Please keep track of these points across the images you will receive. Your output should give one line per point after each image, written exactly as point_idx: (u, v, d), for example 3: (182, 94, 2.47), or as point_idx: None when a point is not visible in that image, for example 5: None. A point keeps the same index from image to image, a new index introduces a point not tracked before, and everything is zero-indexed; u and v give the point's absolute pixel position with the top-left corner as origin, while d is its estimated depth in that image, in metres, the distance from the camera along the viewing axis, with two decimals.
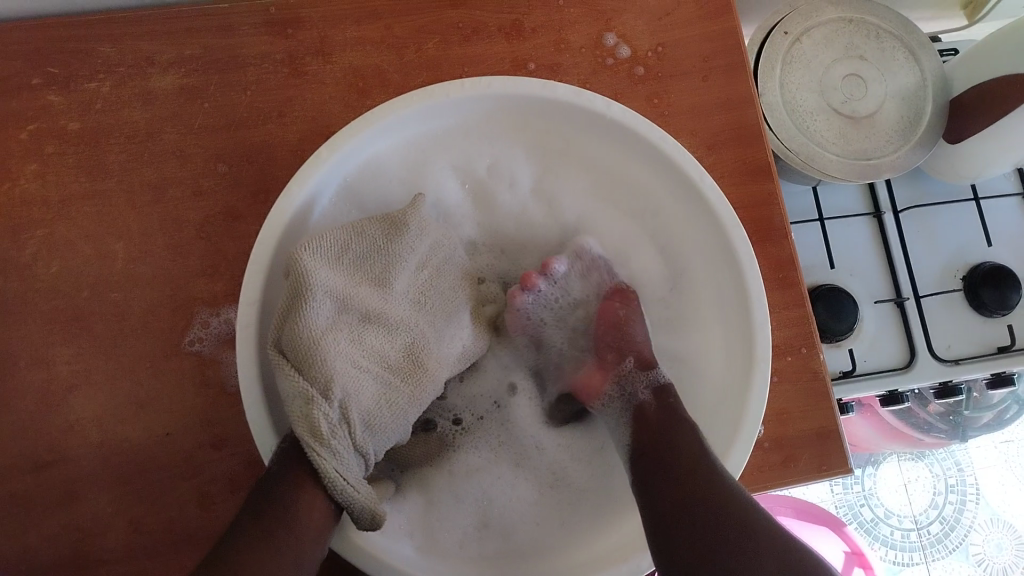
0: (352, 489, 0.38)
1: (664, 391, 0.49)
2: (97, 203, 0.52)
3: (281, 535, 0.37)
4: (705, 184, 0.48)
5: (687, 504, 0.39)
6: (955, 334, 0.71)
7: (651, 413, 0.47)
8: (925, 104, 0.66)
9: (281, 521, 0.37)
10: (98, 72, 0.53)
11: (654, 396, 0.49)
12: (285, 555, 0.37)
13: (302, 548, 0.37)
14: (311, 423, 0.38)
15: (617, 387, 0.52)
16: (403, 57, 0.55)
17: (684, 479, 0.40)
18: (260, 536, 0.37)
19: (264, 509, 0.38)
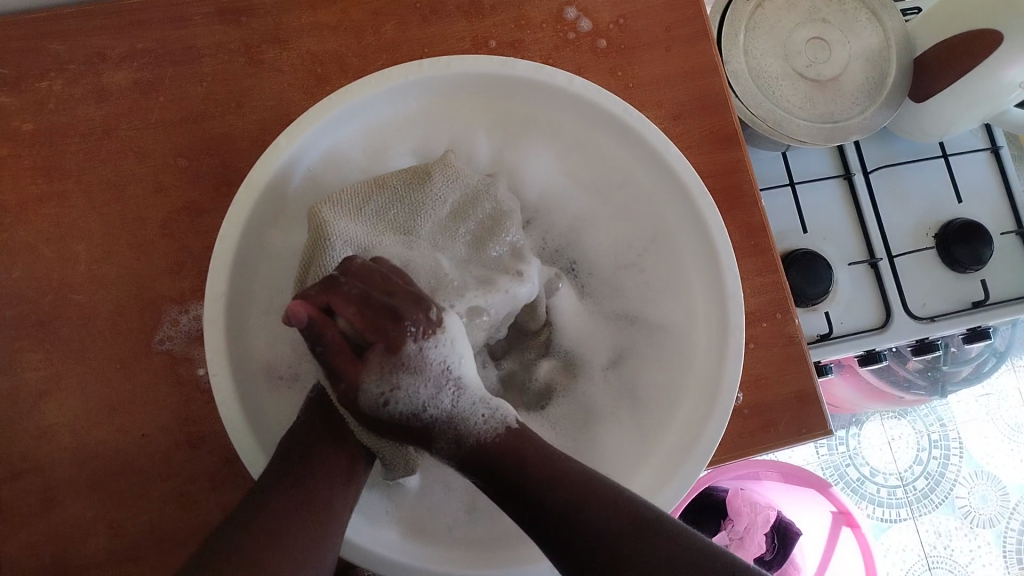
0: (382, 447, 0.43)
1: (477, 452, 0.37)
2: (56, 205, 0.51)
3: (321, 493, 0.39)
4: (670, 154, 0.48)
5: (561, 521, 0.34)
6: (930, 292, 0.71)
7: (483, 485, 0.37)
8: (889, 64, 0.65)
9: (323, 482, 0.39)
10: (48, 70, 0.52)
11: (461, 458, 0.37)
12: (324, 512, 0.38)
13: (337, 508, 0.39)
14: (338, 385, 0.41)
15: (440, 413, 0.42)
16: (361, 41, 0.54)
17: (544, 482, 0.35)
18: (302, 493, 0.38)
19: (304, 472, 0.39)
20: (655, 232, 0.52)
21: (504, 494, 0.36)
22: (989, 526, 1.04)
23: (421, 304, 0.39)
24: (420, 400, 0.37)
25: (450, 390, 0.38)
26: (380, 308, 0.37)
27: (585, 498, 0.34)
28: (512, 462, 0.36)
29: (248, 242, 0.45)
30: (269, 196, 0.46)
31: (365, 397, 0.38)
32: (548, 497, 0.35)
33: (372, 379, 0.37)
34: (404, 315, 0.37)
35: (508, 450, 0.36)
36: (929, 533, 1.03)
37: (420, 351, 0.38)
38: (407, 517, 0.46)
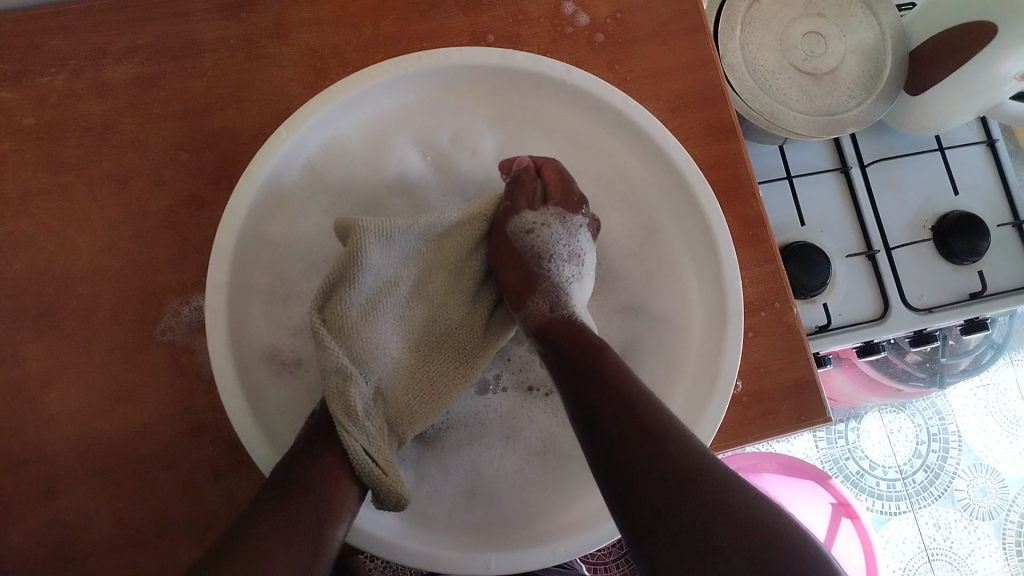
0: (382, 473, 0.39)
1: (565, 323, 0.42)
2: (59, 198, 0.51)
3: (306, 512, 0.37)
4: (668, 143, 0.49)
5: (616, 407, 0.37)
6: (927, 283, 0.72)
7: (556, 354, 0.41)
8: (885, 57, 0.66)
9: (311, 495, 0.37)
10: (51, 66, 0.53)
11: (551, 321, 0.43)
12: (308, 532, 0.36)
13: (323, 526, 0.37)
14: (345, 400, 0.40)
15: (556, 253, 0.45)
16: (361, 35, 0.54)
17: (601, 387, 0.38)
18: (286, 509, 0.37)
19: (293, 483, 0.38)
20: (654, 222, 0.52)
21: (574, 368, 0.40)
22: (989, 518, 1.04)
23: (592, 223, 0.47)
24: (552, 250, 0.45)
25: (573, 272, 0.45)
26: (565, 199, 0.46)
27: (634, 412, 0.37)
28: (588, 350, 0.40)
29: (248, 233, 0.46)
30: (269, 188, 0.47)
31: (513, 223, 0.45)
32: (606, 393, 0.38)
33: (528, 215, 0.45)
34: (581, 206, 0.47)
35: (595, 340, 0.41)
36: (928, 526, 1.04)
37: (576, 226, 0.46)
38: (408, 503, 0.47)
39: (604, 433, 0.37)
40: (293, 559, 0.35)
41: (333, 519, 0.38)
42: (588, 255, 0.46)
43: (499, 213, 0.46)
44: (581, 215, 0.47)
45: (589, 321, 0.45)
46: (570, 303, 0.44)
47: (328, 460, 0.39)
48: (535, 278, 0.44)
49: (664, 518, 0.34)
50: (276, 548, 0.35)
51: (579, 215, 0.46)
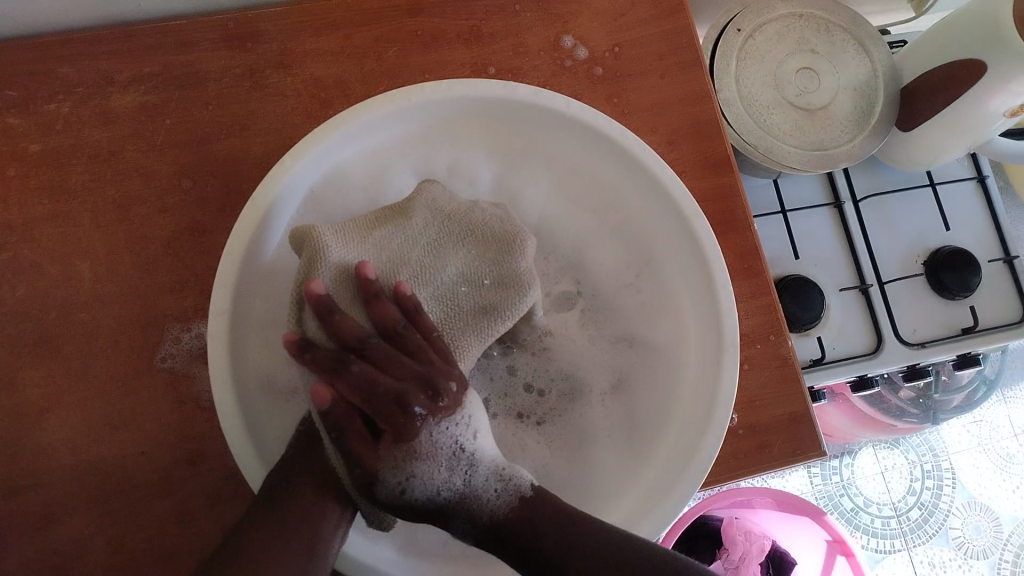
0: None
1: (496, 527, 0.40)
2: (61, 223, 0.51)
3: (298, 521, 0.39)
4: (665, 176, 0.49)
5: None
6: (920, 318, 0.72)
7: (511, 559, 0.40)
8: (877, 94, 0.67)
9: (303, 508, 0.39)
10: (57, 92, 0.53)
11: (486, 522, 0.40)
12: (302, 542, 0.39)
13: (315, 535, 0.39)
14: (336, 407, 0.40)
15: (442, 474, 0.40)
16: (364, 66, 0.55)
17: (565, 559, 0.38)
18: (279, 522, 0.39)
19: (283, 497, 0.40)
20: (651, 252, 0.53)
21: (534, 571, 0.39)
22: (983, 557, 1.03)
23: (439, 394, 0.40)
24: (436, 488, 0.40)
25: (466, 465, 0.40)
26: (388, 399, 0.39)
27: (611, 563, 0.38)
28: (530, 535, 0.39)
29: (251, 259, 0.46)
30: (274, 215, 0.47)
31: (382, 489, 0.39)
32: (570, 565, 0.38)
33: (386, 470, 0.39)
34: (431, 391, 0.40)
35: (533, 528, 0.40)
36: (923, 564, 1.03)
37: (433, 440, 0.40)
38: (400, 533, 0.46)
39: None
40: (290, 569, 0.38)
41: (324, 528, 0.40)
42: (466, 429, 0.41)
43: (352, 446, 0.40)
44: (421, 406, 0.39)
45: (515, 469, 0.42)
46: (484, 502, 0.41)
47: (317, 474, 0.41)
48: (435, 492, 0.40)
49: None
50: (272, 559, 0.37)
51: (423, 393, 0.39)
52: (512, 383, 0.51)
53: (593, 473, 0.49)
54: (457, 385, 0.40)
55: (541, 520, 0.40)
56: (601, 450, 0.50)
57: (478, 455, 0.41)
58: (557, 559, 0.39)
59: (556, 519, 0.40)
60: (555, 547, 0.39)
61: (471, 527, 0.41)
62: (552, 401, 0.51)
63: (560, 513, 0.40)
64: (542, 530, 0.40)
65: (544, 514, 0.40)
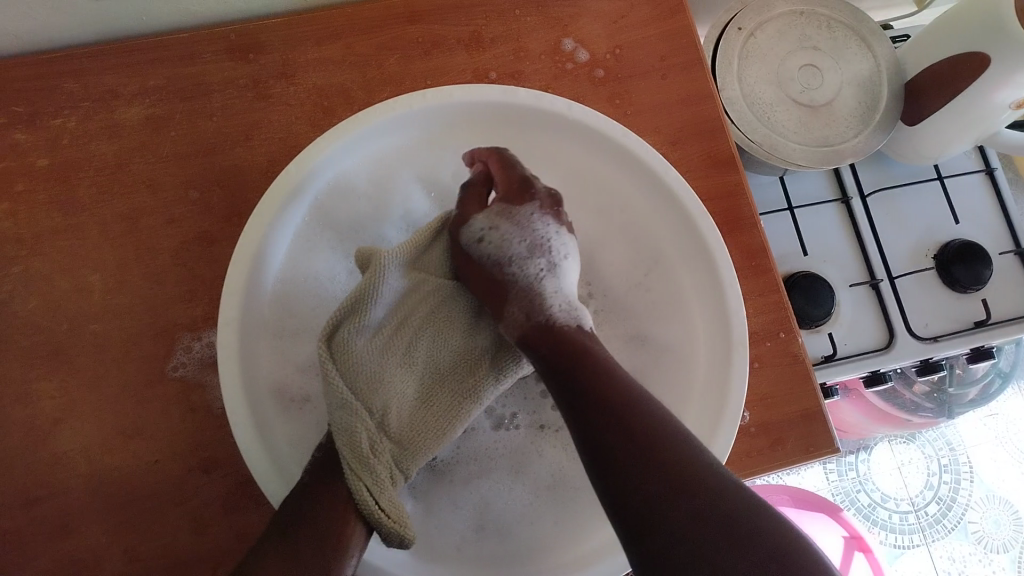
0: (382, 511, 0.39)
1: (542, 327, 0.40)
2: (71, 237, 0.52)
3: (311, 550, 0.37)
4: (669, 175, 0.51)
5: (596, 432, 0.35)
6: (933, 312, 0.72)
7: (540, 351, 0.40)
8: (881, 88, 0.67)
9: (314, 538, 0.38)
10: (65, 108, 0.54)
11: (533, 331, 0.41)
12: (313, 573, 0.37)
13: (325, 565, 0.37)
14: (351, 440, 0.40)
15: (517, 237, 0.43)
16: (367, 74, 0.56)
17: (597, 406, 0.35)
18: (291, 553, 0.37)
19: (296, 526, 0.38)
20: (657, 252, 0.52)
21: (563, 388, 0.37)
22: (1004, 551, 1.02)
23: (554, 198, 0.46)
24: (509, 251, 0.43)
25: (546, 263, 0.43)
26: (516, 180, 0.46)
27: (631, 430, 0.34)
28: (574, 363, 0.38)
29: (259, 267, 0.47)
30: (281, 223, 0.48)
31: (467, 229, 0.44)
32: (610, 435, 0.34)
33: (478, 219, 0.44)
34: (533, 189, 0.45)
35: (565, 337, 0.39)
36: (942, 559, 1.02)
37: (531, 217, 0.44)
38: (419, 537, 0.47)
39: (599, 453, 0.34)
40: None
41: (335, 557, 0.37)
42: (563, 241, 0.44)
43: (457, 207, 0.46)
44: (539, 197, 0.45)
45: (577, 311, 0.42)
46: (540, 297, 0.42)
47: (331, 501, 0.39)
48: (501, 277, 0.43)
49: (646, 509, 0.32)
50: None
51: (519, 197, 0.45)
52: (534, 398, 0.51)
53: None
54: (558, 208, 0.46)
55: (585, 367, 0.37)
56: None
57: (560, 264, 0.44)
58: (587, 408, 0.36)
59: (594, 376, 0.37)
60: (589, 398, 0.36)
61: (526, 319, 0.41)
62: None
63: (603, 352, 0.39)
64: (582, 381, 0.37)
65: (589, 360, 0.38)
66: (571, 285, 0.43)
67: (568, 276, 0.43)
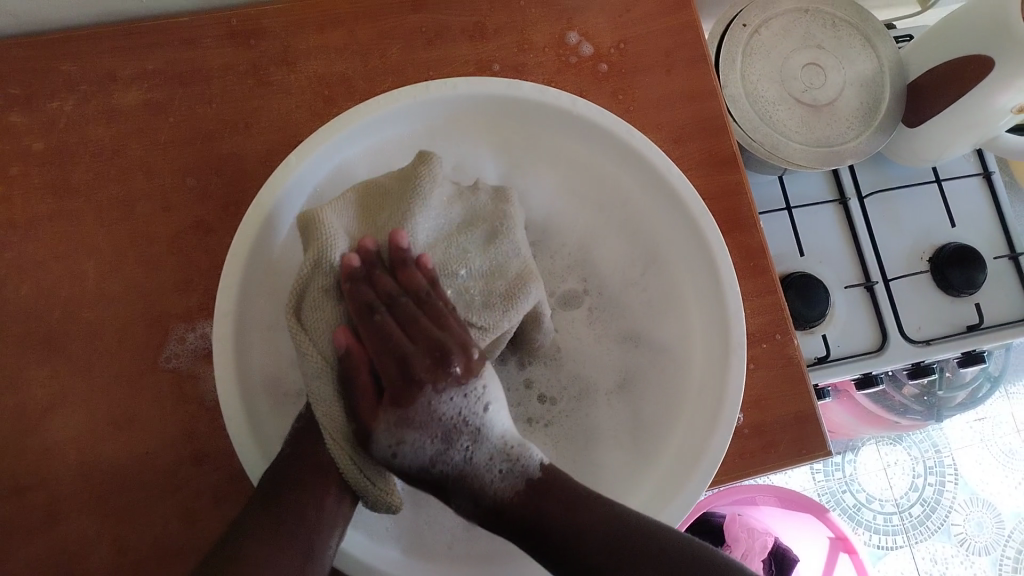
0: (370, 482, 0.40)
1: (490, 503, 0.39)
2: (65, 221, 0.51)
3: (297, 523, 0.38)
4: (672, 174, 0.49)
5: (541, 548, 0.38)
6: (925, 315, 0.72)
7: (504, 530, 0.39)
8: (883, 89, 0.67)
9: (301, 511, 0.38)
10: (60, 90, 0.53)
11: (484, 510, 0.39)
12: (298, 546, 0.38)
13: (311, 537, 0.38)
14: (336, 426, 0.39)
15: (437, 441, 0.38)
16: (368, 64, 0.55)
17: (564, 524, 0.38)
18: (276, 522, 0.38)
19: (283, 496, 0.39)
20: (656, 251, 0.52)
21: (532, 534, 0.38)
22: (985, 553, 1.03)
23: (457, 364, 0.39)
24: (429, 452, 0.38)
25: (467, 439, 0.39)
26: (425, 356, 0.39)
27: (599, 534, 0.37)
28: (530, 506, 0.38)
29: (257, 258, 0.46)
30: (279, 213, 0.47)
31: (375, 448, 0.38)
32: (552, 530, 0.38)
33: (383, 431, 0.38)
34: (450, 356, 0.39)
35: (518, 510, 0.38)
36: (925, 560, 1.03)
37: (434, 403, 0.38)
38: (407, 534, 0.46)
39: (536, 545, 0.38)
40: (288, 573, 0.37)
41: (320, 532, 0.39)
42: (474, 397, 0.39)
43: (357, 380, 0.38)
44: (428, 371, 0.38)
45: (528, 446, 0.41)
46: (480, 483, 0.39)
47: (320, 472, 0.40)
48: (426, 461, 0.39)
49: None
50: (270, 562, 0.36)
51: (429, 356, 0.39)
52: (526, 392, 0.52)
53: (600, 471, 0.49)
54: (467, 364, 0.39)
55: (546, 507, 0.38)
56: (608, 450, 0.50)
57: (490, 411, 0.40)
58: (554, 529, 0.38)
59: (561, 504, 0.38)
60: (554, 518, 0.38)
61: (472, 510, 0.39)
62: (564, 405, 0.51)
63: (573, 485, 0.39)
64: (547, 518, 0.38)
65: (549, 498, 0.39)
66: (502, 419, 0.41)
67: (497, 431, 0.40)
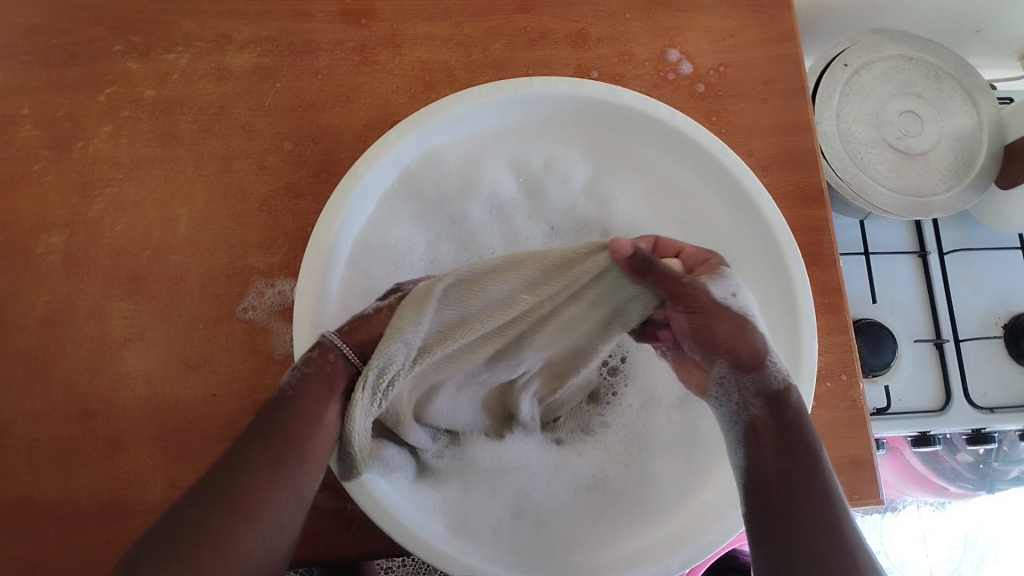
0: (357, 441, 0.38)
1: (782, 399, 0.38)
2: (166, 168, 0.53)
3: (293, 458, 0.35)
4: (761, 199, 0.48)
5: (780, 474, 0.36)
6: (993, 382, 0.70)
7: (766, 436, 0.38)
8: (980, 146, 0.66)
9: (298, 451, 0.36)
10: (179, 44, 0.56)
11: (769, 410, 0.38)
12: (291, 485, 0.35)
13: (303, 475, 0.35)
14: (383, 366, 0.38)
15: (728, 307, 0.40)
16: (471, 55, 0.56)
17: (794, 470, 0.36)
18: (273, 458, 0.35)
19: (282, 425, 0.36)
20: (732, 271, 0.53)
21: (783, 456, 0.37)
22: None
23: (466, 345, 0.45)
24: (718, 324, 0.40)
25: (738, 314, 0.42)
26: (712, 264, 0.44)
27: (804, 496, 0.35)
28: (803, 440, 0.37)
29: (346, 223, 0.47)
30: (370, 184, 0.48)
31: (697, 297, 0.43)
32: (799, 481, 0.36)
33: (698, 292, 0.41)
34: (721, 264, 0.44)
35: (787, 430, 0.38)
36: None
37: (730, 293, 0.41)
38: (452, 515, 0.46)
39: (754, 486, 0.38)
40: (279, 511, 0.34)
41: (310, 469, 0.36)
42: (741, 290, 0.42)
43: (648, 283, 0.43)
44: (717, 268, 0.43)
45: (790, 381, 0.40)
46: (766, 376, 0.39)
47: (315, 418, 0.37)
48: (718, 349, 0.40)
49: (786, 536, 0.35)
50: (259, 500, 0.34)
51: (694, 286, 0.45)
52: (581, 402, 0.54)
53: (652, 490, 0.49)
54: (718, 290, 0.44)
55: (783, 433, 0.38)
56: (661, 470, 0.50)
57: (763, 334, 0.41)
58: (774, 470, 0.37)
59: (790, 445, 0.37)
60: (780, 461, 0.37)
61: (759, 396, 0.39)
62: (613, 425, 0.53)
63: (803, 437, 0.37)
64: (778, 441, 0.37)
65: (791, 426, 0.38)
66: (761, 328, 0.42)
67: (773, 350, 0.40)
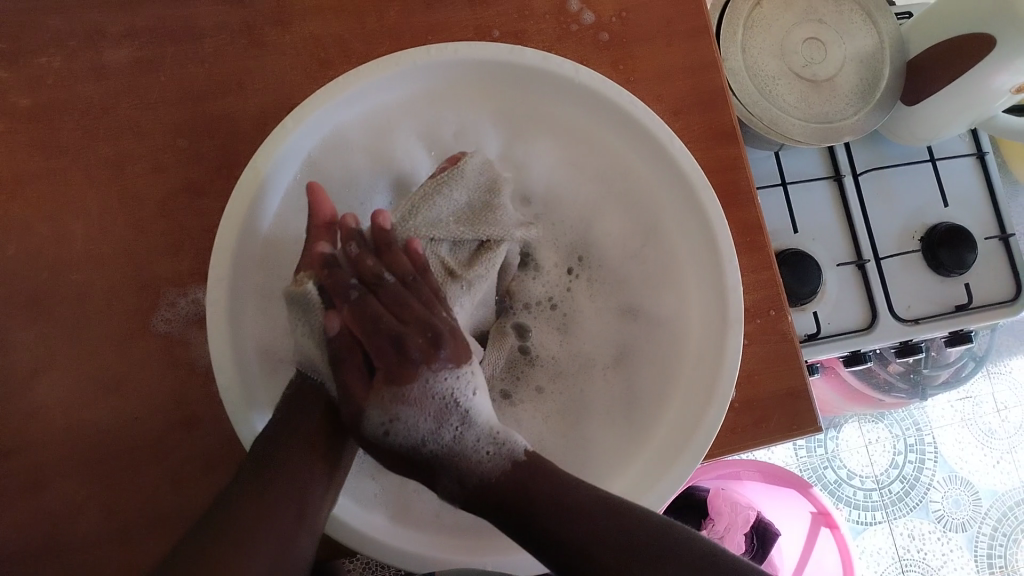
0: None
1: (469, 493, 0.41)
2: (51, 180, 0.50)
3: (288, 490, 0.38)
4: (674, 146, 0.49)
5: (511, 486, 0.40)
6: (916, 295, 0.72)
7: (465, 503, 0.41)
8: (883, 67, 0.67)
9: (295, 477, 0.39)
10: (47, 46, 0.52)
11: (462, 486, 0.41)
12: (292, 507, 0.38)
13: (305, 492, 0.39)
14: None
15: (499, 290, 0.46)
16: (364, 26, 0.54)
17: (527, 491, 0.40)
18: (266, 486, 0.38)
19: (270, 463, 0.39)
20: (655, 223, 0.53)
21: (487, 499, 0.40)
22: (961, 530, 1.04)
23: (433, 341, 0.42)
24: (419, 430, 0.42)
25: (457, 420, 0.42)
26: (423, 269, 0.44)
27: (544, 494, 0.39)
28: (505, 493, 0.40)
29: (251, 221, 0.46)
30: (272, 177, 0.47)
31: (368, 424, 0.42)
32: (534, 491, 0.39)
33: (374, 408, 0.42)
34: (437, 340, 0.42)
35: (481, 495, 0.40)
36: (903, 536, 1.03)
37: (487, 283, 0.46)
38: (395, 501, 0.47)
39: (554, 544, 0.38)
40: (282, 534, 0.37)
41: (309, 486, 0.39)
42: (467, 378, 0.43)
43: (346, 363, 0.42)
44: (414, 348, 0.42)
45: (510, 436, 0.43)
46: (457, 467, 0.41)
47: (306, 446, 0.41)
48: (396, 416, 0.42)
49: (574, 529, 0.37)
50: (261, 518, 0.37)
51: (423, 338, 0.42)
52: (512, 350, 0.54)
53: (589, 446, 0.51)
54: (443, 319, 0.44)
55: (494, 486, 0.40)
56: (597, 428, 0.52)
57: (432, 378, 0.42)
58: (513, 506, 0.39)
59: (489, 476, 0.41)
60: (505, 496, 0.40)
61: (454, 488, 0.41)
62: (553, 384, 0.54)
63: (538, 480, 0.40)
64: (491, 483, 0.41)
65: (490, 487, 0.40)
66: (489, 415, 0.44)
67: (433, 432, 0.42)
